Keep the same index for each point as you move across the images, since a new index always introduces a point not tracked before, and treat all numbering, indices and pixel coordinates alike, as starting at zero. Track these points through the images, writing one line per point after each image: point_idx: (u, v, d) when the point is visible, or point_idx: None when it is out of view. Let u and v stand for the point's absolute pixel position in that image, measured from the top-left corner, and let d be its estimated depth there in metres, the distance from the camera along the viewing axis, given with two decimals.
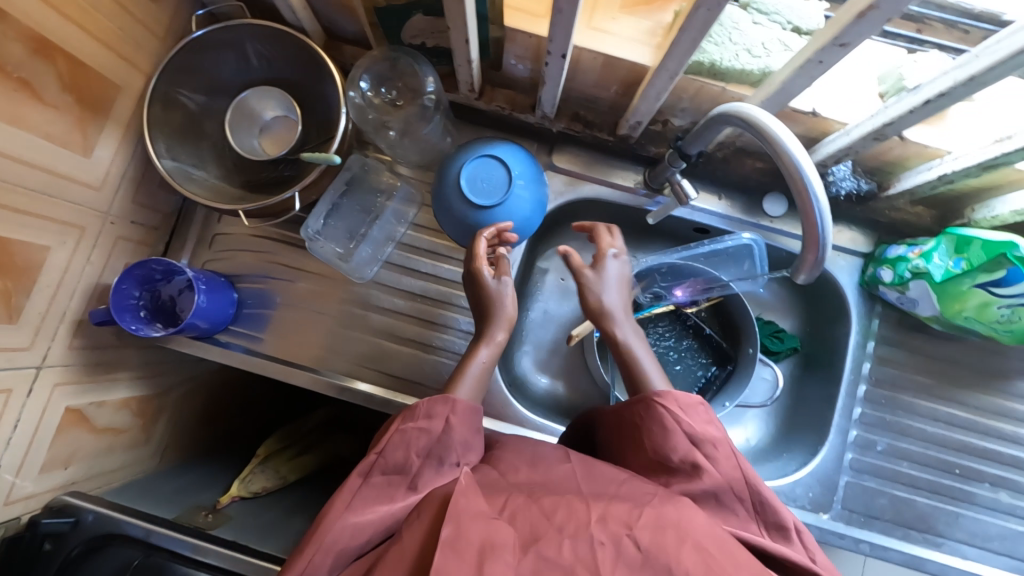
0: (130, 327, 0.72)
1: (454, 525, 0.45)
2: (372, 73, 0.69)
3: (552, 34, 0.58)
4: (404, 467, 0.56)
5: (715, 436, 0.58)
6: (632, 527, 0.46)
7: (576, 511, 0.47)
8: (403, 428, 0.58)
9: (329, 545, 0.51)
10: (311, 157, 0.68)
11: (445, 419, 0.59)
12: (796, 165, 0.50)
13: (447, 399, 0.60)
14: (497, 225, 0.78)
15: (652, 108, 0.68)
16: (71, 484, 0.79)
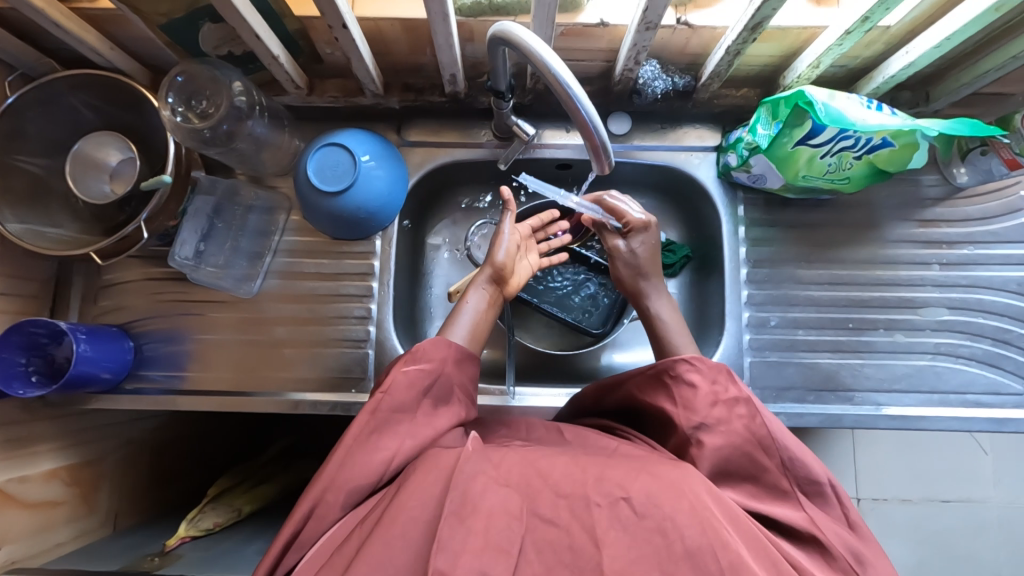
0: (17, 393, 0.74)
1: (461, 496, 0.46)
2: (179, 91, 0.71)
3: (324, 9, 0.61)
4: (411, 404, 0.60)
5: (737, 399, 0.58)
6: (628, 489, 0.46)
7: (574, 475, 0.49)
8: (406, 371, 0.61)
9: (338, 484, 0.54)
10: (148, 184, 0.71)
11: (445, 359, 0.64)
12: (548, 68, 0.53)
13: (446, 343, 0.65)
14: (359, 204, 0.81)
15: (454, 57, 0.71)
16: (11, 563, 0.80)
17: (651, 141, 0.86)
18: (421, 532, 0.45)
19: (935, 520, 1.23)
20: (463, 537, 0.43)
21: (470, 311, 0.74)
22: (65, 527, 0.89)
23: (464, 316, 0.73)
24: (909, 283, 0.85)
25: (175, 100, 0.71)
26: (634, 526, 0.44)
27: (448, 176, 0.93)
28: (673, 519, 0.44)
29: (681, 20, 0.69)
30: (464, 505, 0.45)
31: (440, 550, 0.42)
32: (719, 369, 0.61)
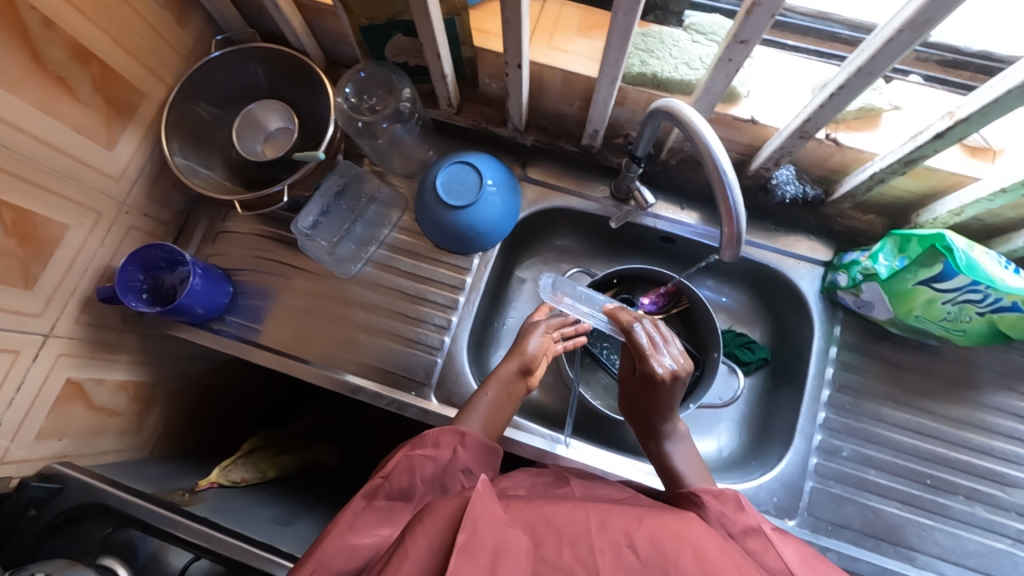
0: (130, 305, 0.80)
1: (472, 528, 0.42)
2: (356, 84, 0.79)
3: (507, 46, 0.67)
4: (412, 492, 0.62)
5: (750, 526, 0.56)
6: (631, 537, 0.46)
7: (576, 519, 0.47)
8: (410, 455, 0.64)
9: (327, 562, 0.52)
10: (301, 156, 0.77)
11: (457, 445, 0.67)
12: (707, 146, 0.56)
13: (455, 430, 0.68)
14: (473, 221, 0.85)
15: (604, 115, 0.75)
16: (63, 455, 0.84)
17: (761, 238, 0.87)
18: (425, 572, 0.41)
19: None
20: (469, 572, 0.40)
21: (483, 406, 0.75)
22: (114, 437, 0.94)
23: (481, 404, 0.76)
24: (1001, 457, 0.80)
25: (351, 92, 0.78)
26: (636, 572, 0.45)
27: (555, 218, 0.97)
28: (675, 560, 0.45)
29: (830, 136, 0.71)
30: (473, 541, 0.41)
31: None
32: (726, 497, 0.59)
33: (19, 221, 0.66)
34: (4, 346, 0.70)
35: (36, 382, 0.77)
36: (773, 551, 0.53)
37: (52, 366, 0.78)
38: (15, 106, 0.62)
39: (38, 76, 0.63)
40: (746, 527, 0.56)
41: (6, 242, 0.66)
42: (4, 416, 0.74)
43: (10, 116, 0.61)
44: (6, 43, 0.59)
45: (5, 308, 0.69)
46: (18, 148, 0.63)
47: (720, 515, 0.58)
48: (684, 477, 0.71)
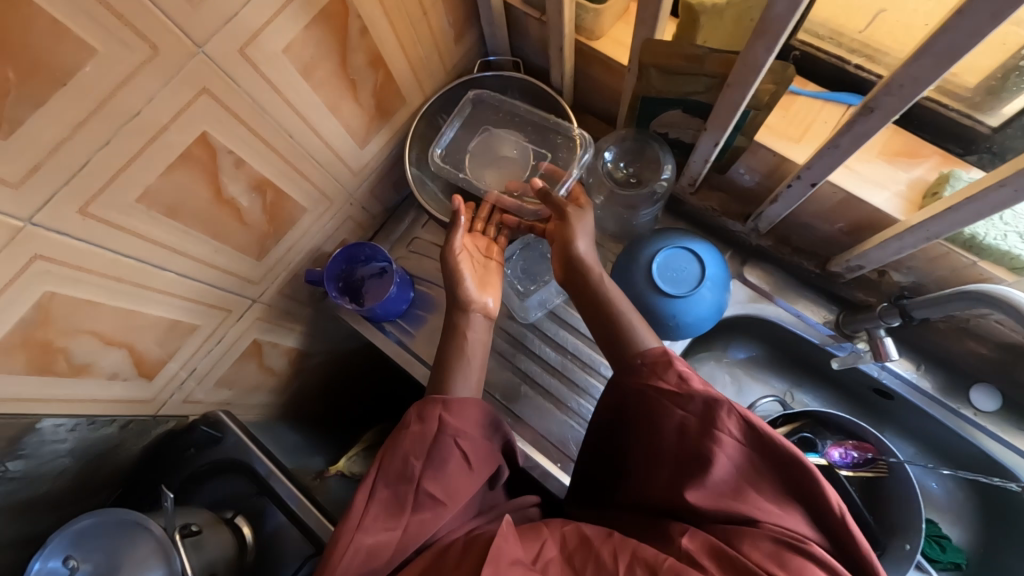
0: (330, 293, 0.84)
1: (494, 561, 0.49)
2: (619, 149, 0.77)
3: (812, 163, 0.59)
4: (407, 474, 0.57)
5: (705, 406, 0.54)
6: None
7: (604, 564, 0.50)
8: (401, 440, 0.59)
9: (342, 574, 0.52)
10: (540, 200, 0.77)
11: (438, 420, 0.60)
12: None
13: (437, 399, 0.61)
14: (679, 315, 0.78)
15: (884, 259, 0.66)
16: (227, 404, 0.90)
17: (1008, 437, 0.74)
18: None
19: None
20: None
21: (474, 363, 0.68)
22: (266, 394, 0.98)
23: (470, 366, 0.68)
24: None
25: (615, 156, 0.78)
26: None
27: (755, 327, 0.88)
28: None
29: None
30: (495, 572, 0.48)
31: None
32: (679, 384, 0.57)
33: (275, 202, 0.69)
34: (224, 305, 0.74)
35: (233, 339, 0.81)
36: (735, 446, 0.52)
37: (248, 327, 0.82)
38: (312, 101, 0.64)
39: (337, 77, 0.65)
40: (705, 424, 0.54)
41: (259, 218, 0.69)
42: (201, 363, 0.79)
43: (304, 109, 0.63)
44: (326, 45, 0.60)
45: (236, 274, 0.72)
46: (299, 137, 0.66)
47: (680, 377, 0.57)
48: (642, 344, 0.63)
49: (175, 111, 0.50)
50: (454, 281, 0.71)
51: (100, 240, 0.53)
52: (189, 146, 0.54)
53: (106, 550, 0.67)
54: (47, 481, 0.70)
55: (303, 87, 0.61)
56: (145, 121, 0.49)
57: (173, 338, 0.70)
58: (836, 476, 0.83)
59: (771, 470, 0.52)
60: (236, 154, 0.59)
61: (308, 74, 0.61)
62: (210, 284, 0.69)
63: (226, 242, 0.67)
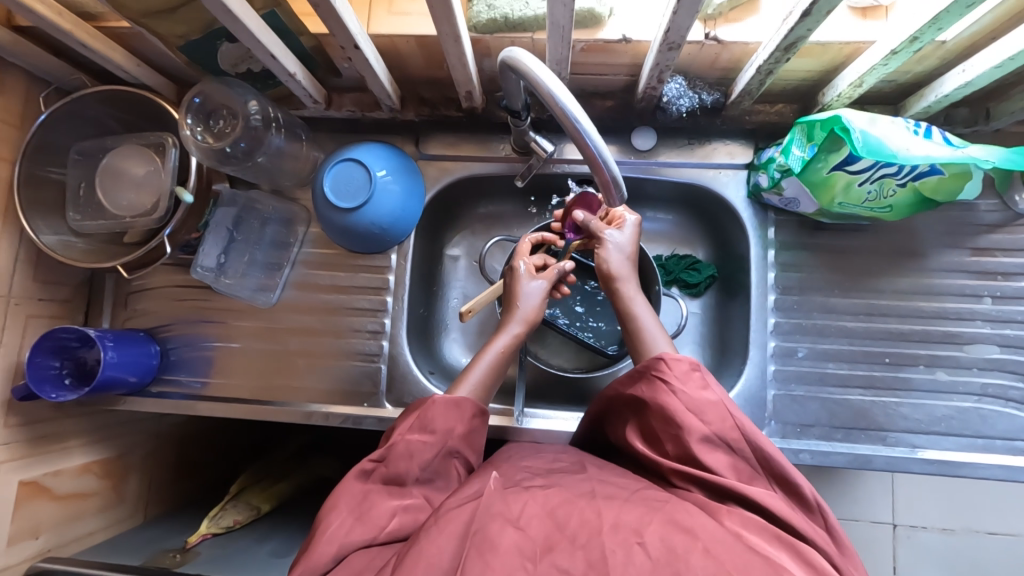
0: (51, 396, 0.77)
1: (478, 531, 0.45)
2: (197, 111, 0.72)
3: (334, 29, 0.60)
4: (410, 475, 0.57)
5: (708, 402, 0.55)
6: (643, 534, 0.44)
7: (589, 519, 0.46)
8: (406, 436, 0.58)
9: (331, 535, 0.51)
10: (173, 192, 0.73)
11: (446, 425, 0.60)
12: (555, 98, 0.49)
13: (463, 404, 0.61)
14: (374, 219, 0.80)
15: (469, 74, 0.69)
16: (46, 551, 0.84)
17: (677, 157, 0.82)
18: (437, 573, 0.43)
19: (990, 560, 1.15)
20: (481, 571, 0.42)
21: (489, 358, 0.70)
22: (97, 516, 0.93)
23: (482, 364, 0.69)
24: (955, 317, 0.78)
25: (194, 121, 0.71)
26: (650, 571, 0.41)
27: (467, 188, 0.92)
28: (686, 559, 0.42)
29: (710, 36, 0.65)
30: (482, 541, 0.44)
31: None
32: (691, 372, 0.57)
33: None
34: None
35: None
36: (725, 418, 0.54)
37: None
38: None
39: None
40: (712, 406, 0.55)
41: None
42: None
43: None
44: None
45: None
46: None
47: (694, 373, 0.57)
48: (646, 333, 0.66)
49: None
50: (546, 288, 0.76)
51: None
52: None
53: None
54: None
55: None
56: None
57: None
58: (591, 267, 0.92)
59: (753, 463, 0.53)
60: None
61: None
62: None
63: None
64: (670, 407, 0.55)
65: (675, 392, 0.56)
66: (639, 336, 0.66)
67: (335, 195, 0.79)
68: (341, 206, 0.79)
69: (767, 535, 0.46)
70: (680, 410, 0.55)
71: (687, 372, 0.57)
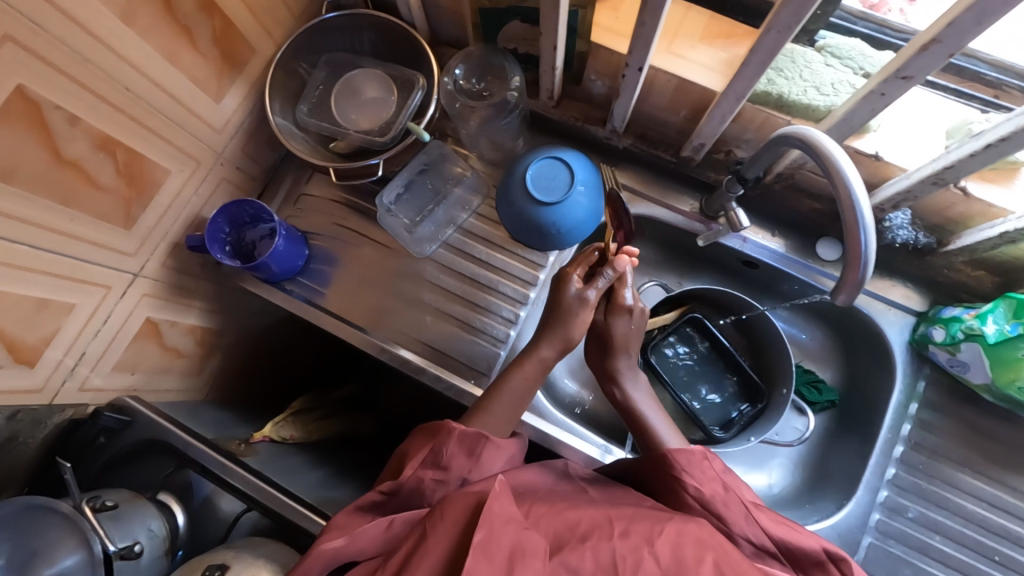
0: (216, 256, 0.82)
1: (488, 528, 0.52)
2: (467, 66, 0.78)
3: (632, 48, 0.64)
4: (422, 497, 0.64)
5: (721, 488, 0.63)
6: (653, 542, 0.54)
7: (600, 525, 0.56)
8: (418, 471, 0.65)
9: (325, 549, 0.58)
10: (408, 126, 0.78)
11: (458, 464, 0.66)
12: (845, 178, 0.52)
13: (476, 435, 0.67)
14: (557, 220, 0.84)
15: (716, 132, 0.74)
16: (132, 389, 0.88)
17: None
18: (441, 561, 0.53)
19: None
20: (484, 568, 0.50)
21: (502, 408, 0.73)
22: (177, 376, 0.96)
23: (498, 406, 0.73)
24: None
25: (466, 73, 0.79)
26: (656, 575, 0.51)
27: (635, 225, 0.95)
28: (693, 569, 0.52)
29: (959, 184, 0.67)
30: (490, 542, 0.52)
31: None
32: (700, 458, 0.65)
33: (129, 162, 0.68)
34: (100, 280, 0.73)
35: (121, 317, 0.79)
36: (739, 505, 0.61)
37: (135, 304, 0.81)
38: (142, 49, 0.62)
39: (166, 22, 0.63)
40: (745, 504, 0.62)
41: (115, 181, 0.67)
42: (89, 346, 0.76)
43: (136, 58, 0.62)
44: None
45: (104, 245, 0.71)
46: (138, 91, 0.64)
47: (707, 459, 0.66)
48: (657, 431, 0.74)
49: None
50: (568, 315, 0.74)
51: None
52: (5, 101, 0.52)
53: (12, 539, 0.67)
54: None
55: (128, 34, 0.60)
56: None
57: (45, 318, 0.68)
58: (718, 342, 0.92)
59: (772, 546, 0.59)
60: (66, 110, 0.58)
61: (131, 20, 0.59)
62: (75, 257, 0.68)
63: (85, 209, 0.66)
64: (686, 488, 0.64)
65: (693, 483, 0.64)
66: (651, 431, 0.74)
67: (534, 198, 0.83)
68: (531, 205, 0.83)
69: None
70: (699, 500, 0.63)
71: (694, 458, 0.65)
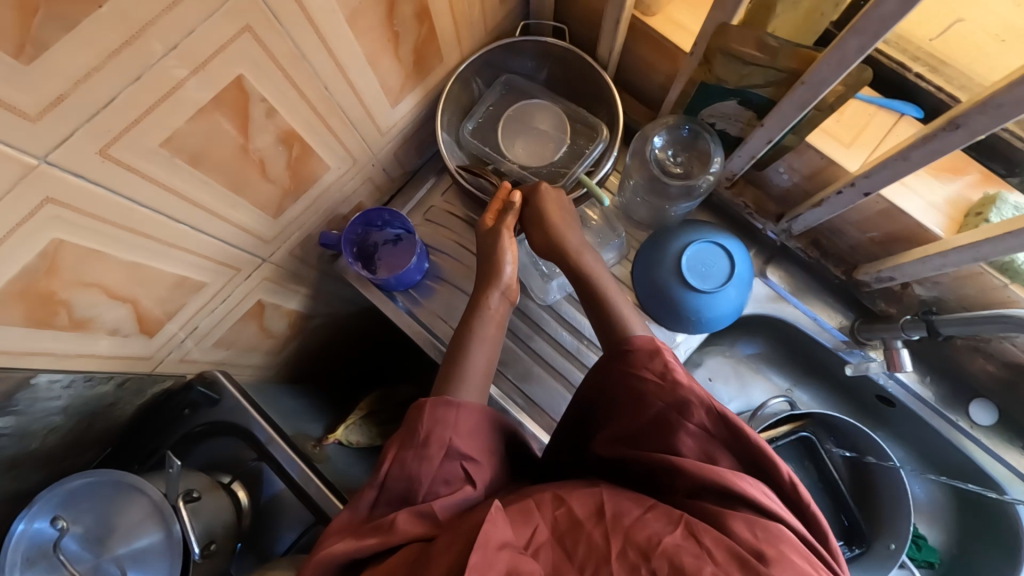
0: (347, 259, 0.81)
1: (485, 550, 0.44)
2: (669, 134, 0.73)
3: (872, 171, 0.58)
4: (413, 482, 0.56)
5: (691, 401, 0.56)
6: (651, 559, 0.45)
7: (595, 545, 0.47)
8: (399, 456, 0.57)
9: (331, 555, 0.53)
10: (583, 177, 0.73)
11: (439, 433, 0.58)
12: None
13: (444, 402, 0.60)
14: (700, 310, 0.77)
15: (917, 274, 0.67)
16: (223, 363, 0.85)
17: (998, 450, 0.77)
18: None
19: None
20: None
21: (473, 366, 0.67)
22: (263, 355, 0.94)
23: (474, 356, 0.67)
24: None
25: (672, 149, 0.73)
26: None
27: (765, 324, 0.89)
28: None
29: None
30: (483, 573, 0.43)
31: None
32: (656, 353, 0.60)
33: (300, 157, 0.64)
34: (235, 264, 0.69)
35: (239, 298, 0.76)
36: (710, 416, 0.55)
37: (254, 287, 0.77)
38: (352, 51, 0.58)
39: (382, 27, 0.59)
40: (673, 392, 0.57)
41: (282, 173, 0.64)
42: (204, 322, 0.74)
43: (344, 60, 0.58)
44: None
45: (250, 232, 0.68)
46: (333, 90, 0.60)
47: (665, 366, 0.59)
48: (629, 322, 0.65)
49: (197, 62, 0.45)
50: (493, 254, 0.71)
51: (119, 186, 0.48)
52: (223, 90, 0.48)
53: (95, 511, 0.65)
54: (32, 439, 0.65)
55: (347, 35, 0.56)
56: (160, 73, 0.43)
57: (179, 295, 0.65)
58: (824, 464, 0.87)
59: (718, 439, 0.54)
60: (268, 103, 0.54)
61: (354, 22, 0.55)
62: (223, 241, 0.64)
63: (248, 198, 0.62)
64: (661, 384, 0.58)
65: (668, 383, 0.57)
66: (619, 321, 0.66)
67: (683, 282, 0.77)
68: (678, 286, 0.77)
69: (806, 558, 0.46)
70: (662, 403, 0.57)
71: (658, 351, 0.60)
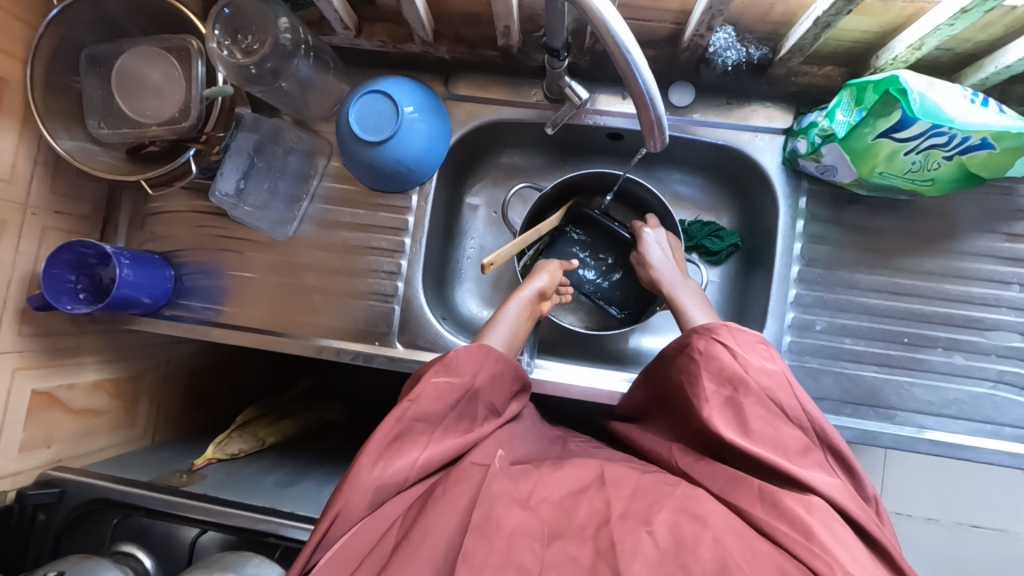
0: (66, 307, 0.77)
1: (485, 512, 0.49)
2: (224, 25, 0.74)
3: None
4: (441, 411, 0.59)
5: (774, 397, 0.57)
6: (652, 523, 0.49)
7: (598, 508, 0.51)
8: (433, 379, 0.60)
9: (365, 482, 0.54)
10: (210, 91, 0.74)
11: (472, 369, 0.62)
12: (618, 42, 0.48)
13: (481, 346, 0.64)
14: (398, 157, 0.79)
15: (509, 7, 0.69)
16: (56, 462, 0.86)
17: (714, 118, 0.80)
18: (445, 546, 0.48)
19: (969, 548, 1.25)
20: (486, 552, 0.46)
21: (508, 320, 0.74)
22: (106, 434, 0.94)
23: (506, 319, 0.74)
24: (981, 302, 0.77)
25: (222, 34, 0.74)
26: (655, 559, 0.46)
27: (491, 136, 0.90)
28: (693, 549, 0.46)
29: None
30: (489, 521, 0.48)
31: (464, 562, 0.45)
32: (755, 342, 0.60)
33: None
34: None
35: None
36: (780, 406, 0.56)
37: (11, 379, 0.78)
38: None
39: None
40: (751, 343, 0.60)
41: None
42: None
43: None
44: None
45: None
46: None
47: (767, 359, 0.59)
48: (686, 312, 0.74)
49: None
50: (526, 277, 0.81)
51: None
52: None
53: None
54: None
55: None
56: None
57: None
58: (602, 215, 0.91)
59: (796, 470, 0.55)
60: None
61: None
62: None
63: None
64: (766, 378, 0.58)
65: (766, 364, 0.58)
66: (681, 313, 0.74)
67: (370, 145, 0.78)
68: (364, 150, 0.78)
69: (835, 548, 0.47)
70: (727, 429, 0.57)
71: (750, 342, 0.60)
